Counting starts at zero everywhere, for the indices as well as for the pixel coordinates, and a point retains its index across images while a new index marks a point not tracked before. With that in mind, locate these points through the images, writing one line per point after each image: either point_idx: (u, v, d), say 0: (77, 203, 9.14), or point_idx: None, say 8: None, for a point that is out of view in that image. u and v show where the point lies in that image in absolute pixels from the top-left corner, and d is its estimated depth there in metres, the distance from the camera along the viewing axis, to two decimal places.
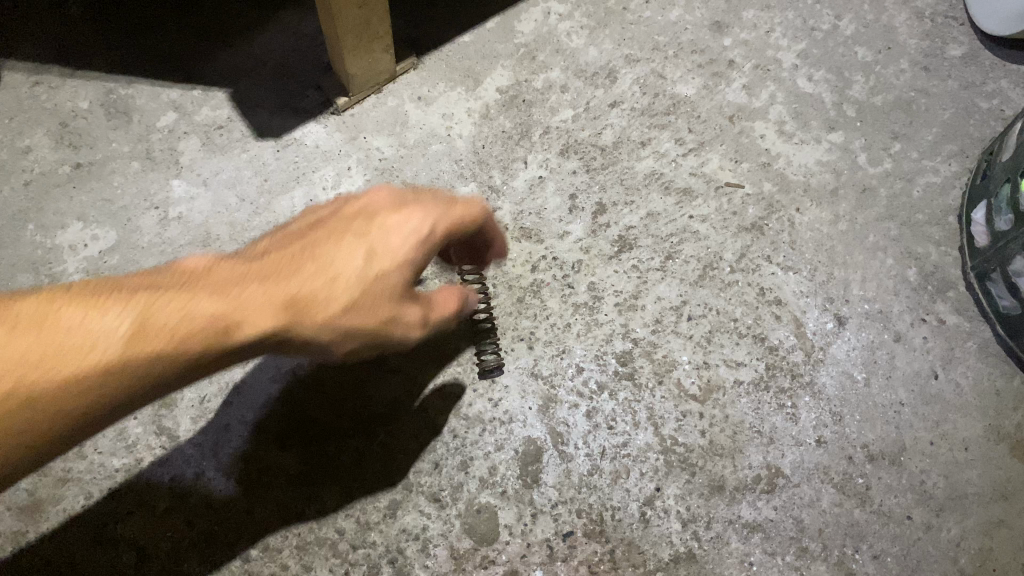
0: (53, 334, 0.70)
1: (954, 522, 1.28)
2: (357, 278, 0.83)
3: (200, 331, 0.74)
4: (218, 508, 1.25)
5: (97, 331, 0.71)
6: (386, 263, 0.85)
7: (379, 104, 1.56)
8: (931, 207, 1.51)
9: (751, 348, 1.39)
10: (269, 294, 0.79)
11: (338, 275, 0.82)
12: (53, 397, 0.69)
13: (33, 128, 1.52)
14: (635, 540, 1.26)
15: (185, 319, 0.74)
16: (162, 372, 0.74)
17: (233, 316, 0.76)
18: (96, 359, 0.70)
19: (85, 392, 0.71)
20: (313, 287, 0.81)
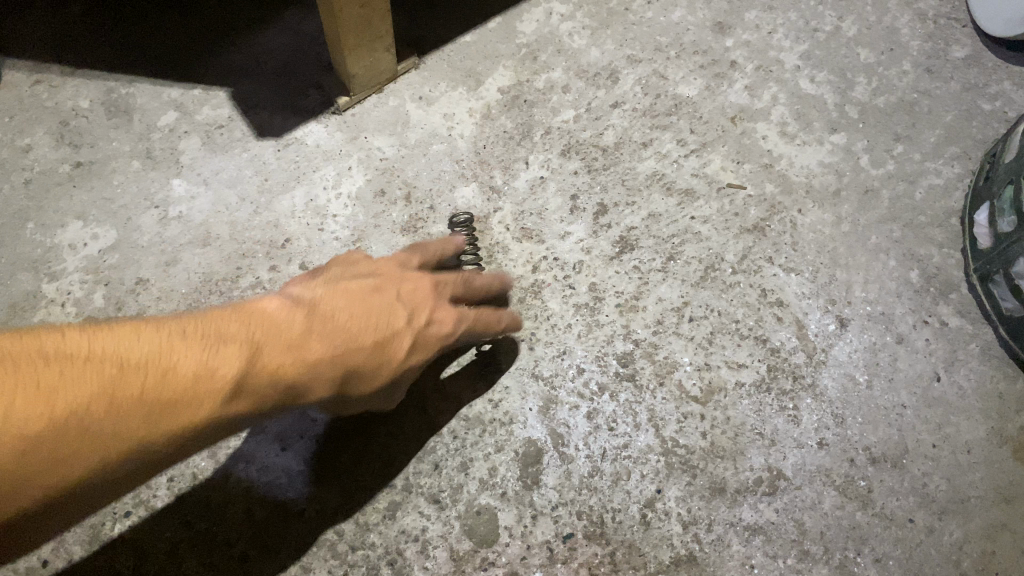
0: (179, 383, 0.78)
1: (956, 526, 1.27)
2: (412, 357, 1.00)
3: (289, 389, 0.88)
4: (216, 509, 1.25)
5: (215, 386, 0.80)
6: (434, 346, 1.02)
7: (381, 104, 1.55)
8: (934, 209, 1.51)
9: (752, 349, 1.38)
10: (346, 363, 0.93)
11: (400, 351, 0.98)
12: (161, 440, 0.78)
13: (34, 127, 1.52)
14: (635, 542, 1.25)
15: (282, 379, 0.87)
16: (248, 418, 0.86)
17: (315, 382, 0.91)
18: (209, 409, 0.81)
19: (187, 438, 0.80)
20: (378, 365, 0.96)
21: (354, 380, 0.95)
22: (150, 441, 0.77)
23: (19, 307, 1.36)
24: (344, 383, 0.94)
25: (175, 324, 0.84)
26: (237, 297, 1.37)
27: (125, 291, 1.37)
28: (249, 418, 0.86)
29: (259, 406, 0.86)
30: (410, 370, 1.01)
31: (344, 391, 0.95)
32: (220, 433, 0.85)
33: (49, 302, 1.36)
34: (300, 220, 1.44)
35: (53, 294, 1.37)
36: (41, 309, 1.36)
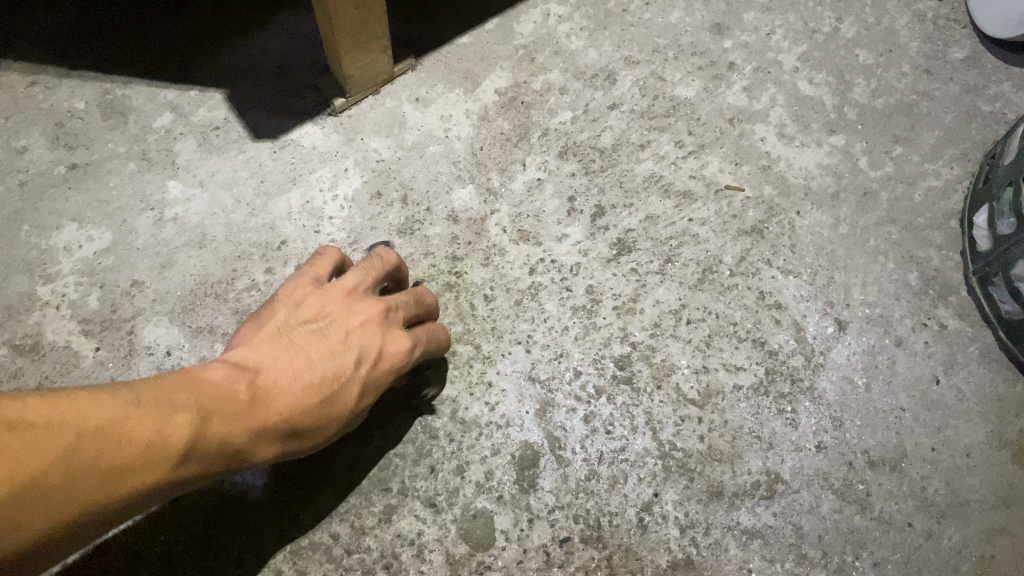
0: (131, 451, 0.76)
1: (955, 530, 1.27)
2: (359, 403, 1.00)
3: (242, 446, 0.88)
4: (211, 512, 1.24)
5: (168, 446, 0.79)
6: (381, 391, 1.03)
7: (377, 106, 1.55)
8: (933, 211, 1.50)
9: (750, 352, 1.37)
10: (294, 418, 0.92)
11: (349, 400, 0.98)
12: (116, 502, 0.77)
13: (30, 128, 1.51)
14: (632, 546, 1.24)
15: (234, 439, 0.86)
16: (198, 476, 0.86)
17: (267, 437, 0.90)
18: (161, 470, 0.79)
19: (141, 497, 0.79)
20: (329, 418, 0.96)
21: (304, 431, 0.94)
22: (107, 504, 0.76)
23: (13, 309, 1.35)
24: (295, 436, 0.94)
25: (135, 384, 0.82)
26: (232, 300, 1.36)
27: (120, 294, 1.37)
28: (199, 477, 0.86)
29: (210, 466, 0.85)
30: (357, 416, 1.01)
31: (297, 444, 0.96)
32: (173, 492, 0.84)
33: (44, 304, 1.35)
34: (296, 221, 1.43)
35: (48, 297, 1.36)
36: (36, 311, 1.35)
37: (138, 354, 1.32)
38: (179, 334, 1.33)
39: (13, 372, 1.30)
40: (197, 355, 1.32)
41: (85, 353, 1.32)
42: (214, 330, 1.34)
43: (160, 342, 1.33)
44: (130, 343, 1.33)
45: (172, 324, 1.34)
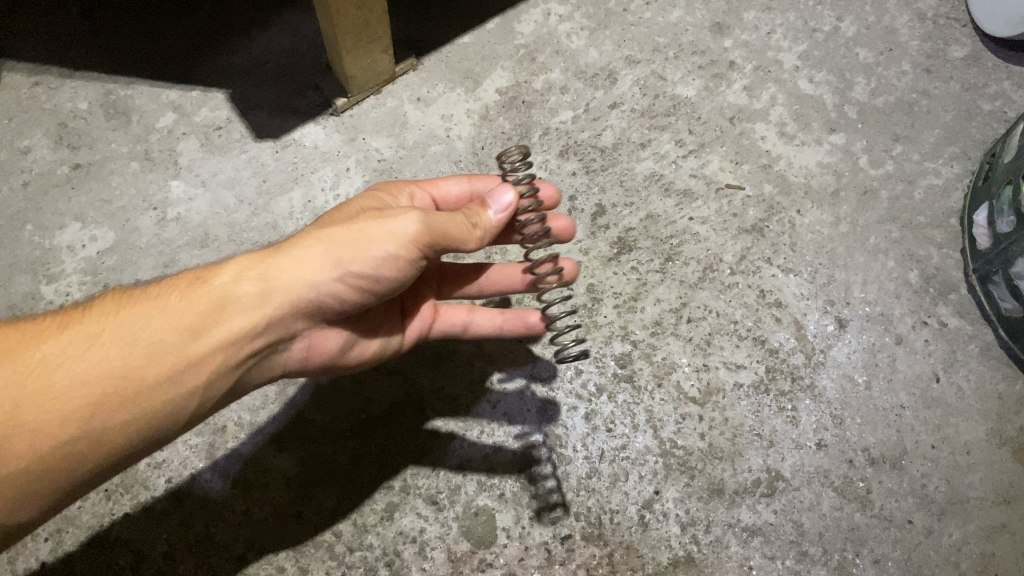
0: (45, 323, 0.88)
1: (955, 527, 1.27)
2: (279, 256, 0.94)
3: (149, 314, 0.89)
4: (213, 510, 1.25)
5: (78, 317, 0.89)
6: (312, 245, 0.94)
7: (379, 105, 1.55)
8: (933, 210, 1.50)
9: (751, 350, 1.38)
10: (208, 285, 0.92)
11: (262, 257, 0.94)
12: (36, 373, 0.83)
13: (33, 129, 1.52)
14: (633, 543, 1.25)
15: (140, 306, 0.89)
16: (121, 354, 0.87)
17: (188, 300, 0.90)
18: (72, 337, 0.86)
19: (59, 369, 0.84)
20: (238, 270, 0.93)
21: (216, 291, 0.91)
22: (29, 378, 0.83)
23: (17, 309, 1.36)
24: (214, 303, 0.91)
25: None
26: None
27: None
28: (122, 355, 0.86)
29: (125, 339, 0.87)
30: (284, 272, 0.93)
31: (220, 310, 0.91)
32: (105, 376, 0.85)
33: (47, 303, 1.36)
34: (298, 221, 1.44)
35: (51, 296, 1.37)
36: (39, 310, 1.36)
37: None
38: None
39: None
40: None
41: None
42: None
43: None
44: None
45: None
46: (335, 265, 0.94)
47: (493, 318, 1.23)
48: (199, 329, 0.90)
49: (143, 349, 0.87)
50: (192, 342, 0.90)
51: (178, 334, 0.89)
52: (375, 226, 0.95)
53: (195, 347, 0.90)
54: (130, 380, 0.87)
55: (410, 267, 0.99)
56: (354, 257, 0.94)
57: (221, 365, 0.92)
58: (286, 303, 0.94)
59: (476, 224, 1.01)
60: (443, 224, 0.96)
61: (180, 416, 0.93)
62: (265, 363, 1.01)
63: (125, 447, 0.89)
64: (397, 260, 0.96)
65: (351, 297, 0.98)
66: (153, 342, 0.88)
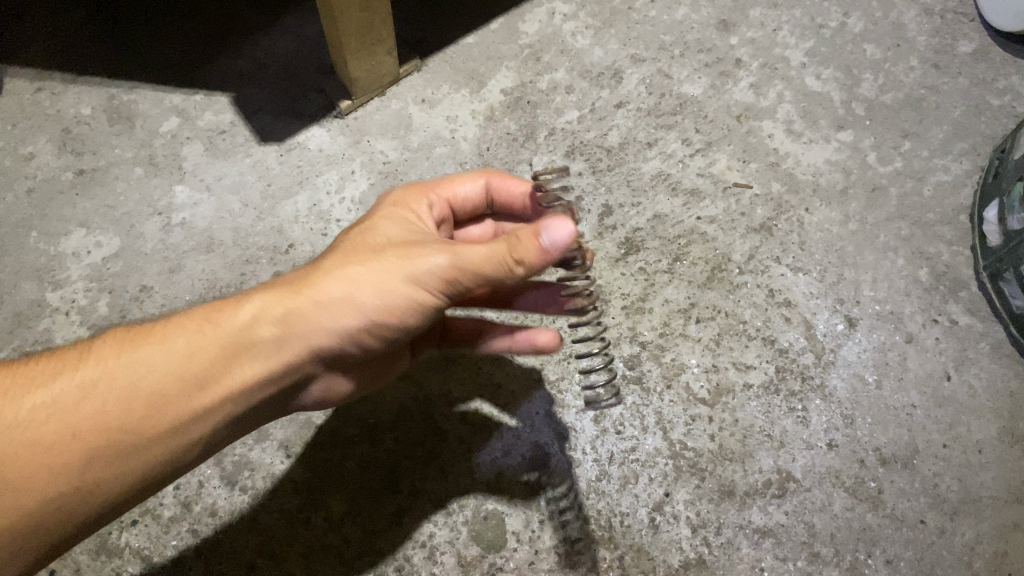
0: (49, 364, 0.86)
1: (968, 527, 1.26)
2: (292, 300, 0.88)
3: (151, 360, 0.85)
4: (223, 516, 1.24)
5: (80, 358, 0.86)
6: (330, 289, 0.88)
7: (383, 107, 1.54)
8: (942, 206, 1.49)
9: (760, 350, 1.37)
10: (222, 328, 0.87)
11: (277, 301, 0.88)
12: (36, 420, 0.82)
13: (36, 135, 1.51)
14: (644, 546, 1.24)
15: (152, 348, 0.86)
16: (122, 402, 0.84)
17: (202, 341, 0.86)
18: (73, 381, 0.84)
19: (62, 417, 0.83)
20: (250, 314, 0.87)
21: (226, 337, 0.87)
22: (29, 428, 0.82)
23: (23, 316, 1.35)
24: (223, 348, 0.87)
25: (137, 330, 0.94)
26: None
27: (129, 299, 1.37)
28: (124, 402, 0.84)
29: (125, 385, 0.84)
30: (303, 319, 0.87)
31: (231, 359, 0.87)
32: (105, 424, 0.83)
33: (53, 310, 1.36)
34: (304, 225, 1.43)
35: (57, 303, 1.36)
36: (45, 317, 1.35)
37: None
38: None
39: None
40: None
41: None
42: None
43: None
44: None
45: None
46: (351, 314, 0.88)
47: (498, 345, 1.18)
48: (207, 377, 0.86)
49: (146, 399, 0.84)
50: (196, 393, 0.86)
51: (182, 383, 0.85)
52: (395, 272, 0.88)
53: (199, 396, 0.86)
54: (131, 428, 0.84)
55: (435, 309, 0.92)
56: (372, 305, 0.87)
57: (231, 411, 0.90)
58: (299, 349, 0.89)
59: (505, 249, 0.85)
60: (473, 271, 0.86)
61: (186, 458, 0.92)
62: (279, 401, 0.98)
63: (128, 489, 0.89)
64: (417, 306, 0.89)
65: (372, 342, 0.93)
66: (156, 392, 0.85)
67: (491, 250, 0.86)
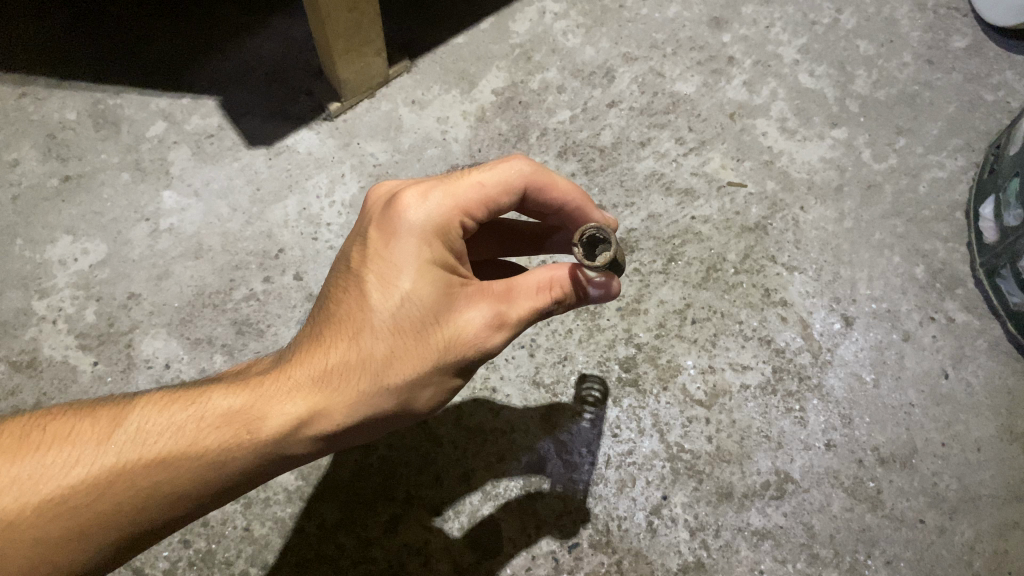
0: (41, 461, 0.73)
1: (968, 525, 1.25)
2: (340, 394, 0.79)
3: (179, 460, 0.76)
4: (214, 526, 1.22)
5: (90, 459, 0.74)
6: (384, 377, 0.79)
7: (373, 109, 1.53)
8: (938, 203, 1.48)
9: (757, 351, 1.36)
10: (262, 429, 0.77)
11: (320, 388, 0.79)
12: (47, 534, 0.71)
13: (21, 141, 1.49)
14: (642, 550, 1.22)
15: (189, 453, 0.76)
16: (159, 513, 0.75)
17: (240, 443, 0.77)
18: (91, 495, 0.73)
19: (75, 528, 0.72)
20: (291, 406, 0.78)
21: (267, 436, 0.77)
22: (37, 543, 0.71)
23: (9, 325, 1.33)
24: (261, 447, 0.77)
25: (124, 405, 0.79)
26: (231, 310, 1.34)
27: (117, 306, 1.35)
28: (156, 508, 0.75)
29: (151, 489, 0.75)
30: (355, 410, 0.79)
31: (275, 456, 0.79)
32: (134, 529, 0.75)
33: (40, 319, 1.33)
34: (294, 229, 1.41)
35: (44, 311, 1.34)
36: (32, 326, 1.33)
37: (138, 367, 1.30)
38: (178, 347, 1.32)
39: (11, 390, 1.28)
40: (196, 367, 1.30)
41: (84, 368, 1.30)
42: (213, 341, 1.32)
43: (159, 355, 1.31)
44: (128, 358, 1.31)
45: (170, 336, 1.32)
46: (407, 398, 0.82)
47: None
48: (248, 476, 0.78)
49: (182, 502, 0.76)
50: (230, 486, 0.79)
51: (216, 483, 0.77)
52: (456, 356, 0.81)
53: (237, 486, 0.80)
54: (166, 523, 0.78)
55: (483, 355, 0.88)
56: (430, 389, 0.82)
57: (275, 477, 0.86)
58: (348, 437, 0.82)
59: (559, 284, 0.86)
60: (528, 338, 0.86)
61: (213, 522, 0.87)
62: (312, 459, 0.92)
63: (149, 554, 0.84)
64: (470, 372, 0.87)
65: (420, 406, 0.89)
66: (194, 495, 0.77)
67: (546, 281, 0.85)
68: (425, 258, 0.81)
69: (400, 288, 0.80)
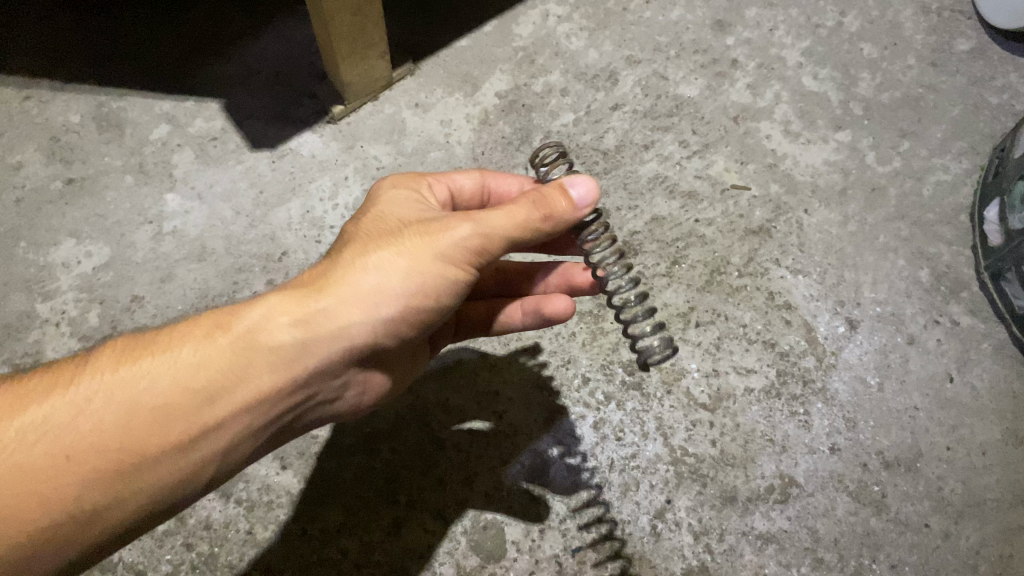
0: (29, 383, 0.77)
1: (973, 530, 1.24)
2: (311, 293, 0.83)
3: (154, 377, 0.77)
4: (217, 529, 1.22)
5: (70, 376, 0.77)
6: (353, 267, 0.84)
7: (376, 112, 1.53)
8: (942, 206, 1.48)
9: (761, 354, 1.35)
10: (233, 326, 0.81)
11: (291, 297, 0.82)
12: (21, 436, 0.73)
13: (25, 144, 1.49)
14: (645, 554, 1.22)
15: (162, 354, 0.78)
16: (127, 415, 0.75)
17: (212, 337, 0.80)
18: (66, 400, 0.75)
19: (48, 427, 0.74)
20: (261, 302, 0.82)
21: (237, 330, 0.81)
22: (20, 473, 0.72)
23: (13, 328, 1.33)
24: (237, 355, 0.80)
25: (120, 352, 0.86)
26: None
27: (120, 309, 1.35)
28: (123, 405, 0.75)
29: (128, 409, 0.75)
30: (325, 301, 0.82)
31: (244, 349, 0.80)
32: (118, 457, 0.75)
33: (43, 322, 1.33)
34: (297, 232, 1.41)
35: (47, 314, 1.34)
36: (35, 329, 1.33)
37: None
38: None
39: None
40: None
41: None
42: None
43: None
44: None
45: None
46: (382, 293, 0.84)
47: (514, 315, 1.17)
48: (217, 373, 0.79)
49: (150, 399, 0.76)
50: (209, 406, 0.79)
51: (194, 397, 0.78)
52: (426, 245, 0.85)
53: (219, 408, 0.79)
54: (151, 457, 0.77)
55: (466, 285, 0.91)
56: (405, 280, 0.84)
57: (250, 421, 0.83)
58: (320, 332, 0.82)
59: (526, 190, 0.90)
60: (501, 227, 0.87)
61: (211, 480, 0.85)
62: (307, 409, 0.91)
63: (147, 519, 0.81)
64: (453, 279, 0.88)
65: (403, 330, 0.90)
66: (162, 392, 0.77)
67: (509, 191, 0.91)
68: (390, 200, 0.95)
69: (369, 216, 0.91)
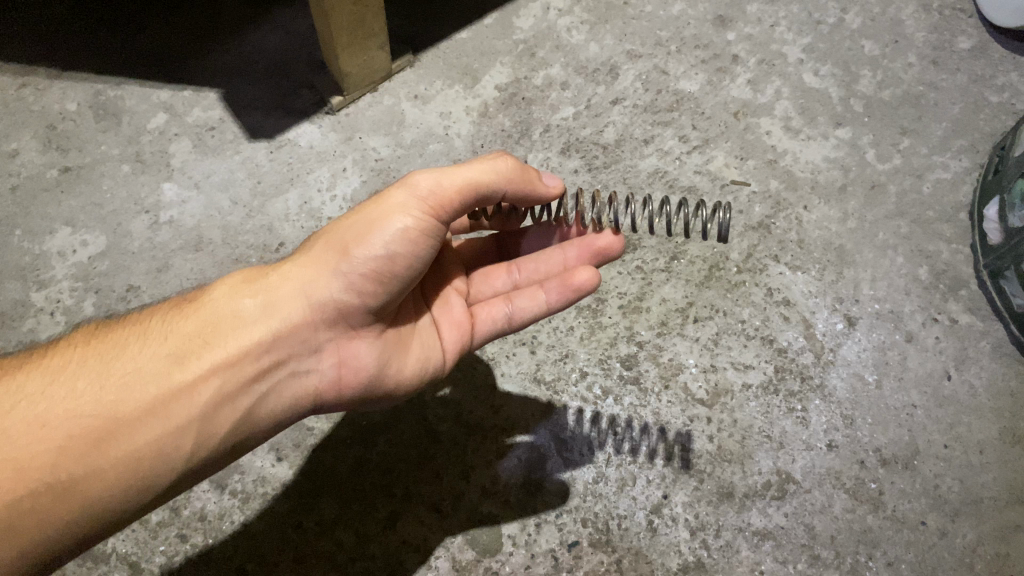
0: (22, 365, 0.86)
1: (969, 528, 1.24)
2: (279, 270, 0.93)
3: (128, 344, 0.85)
4: (211, 521, 1.21)
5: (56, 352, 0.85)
6: (316, 245, 0.96)
7: (375, 103, 1.52)
8: (942, 204, 1.47)
9: (759, 350, 1.35)
10: (207, 302, 0.91)
11: (254, 274, 0.94)
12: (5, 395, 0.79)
13: (21, 132, 1.48)
14: (642, 549, 1.22)
15: (145, 327, 0.88)
16: (104, 375, 0.82)
17: (189, 311, 0.90)
18: (47, 367, 0.82)
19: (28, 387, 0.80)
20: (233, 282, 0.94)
21: (211, 302, 0.91)
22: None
23: (7, 316, 1.32)
24: (204, 320, 0.89)
25: None
26: None
27: (115, 299, 1.34)
28: (101, 367, 0.83)
29: (102, 372, 0.82)
30: (292, 272, 0.93)
31: (216, 315, 0.89)
32: (93, 422, 0.79)
33: (38, 311, 1.33)
34: (294, 223, 1.40)
35: (42, 303, 1.33)
36: (30, 318, 1.32)
37: None
38: None
39: None
40: None
41: None
42: None
43: None
44: None
45: None
46: (345, 256, 0.92)
47: (534, 300, 1.09)
48: (190, 334, 0.87)
49: (127, 362, 0.84)
50: (178, 366, 0.85)
51: (163, 357, 0.84)
52: (381, 205, 0.94)
53: (189, 370, 0.85)
54: (124, 419, 0.81)
55: (427, 239, 0.95)
56: (365, 237, 0.92)
57: (219, 385, 0.86)
58: (286, 296, 0.91)
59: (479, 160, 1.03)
60: (458, 178, 0.96)
61: (187, 457, 0.84)
62: (283, 384, 0.91)
63: (124, 498, 0.81)
64: (411, 228, 0.93)
65: (365, 288, 0.92)
66: (139, 354, 0.84)
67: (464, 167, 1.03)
68: None
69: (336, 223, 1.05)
